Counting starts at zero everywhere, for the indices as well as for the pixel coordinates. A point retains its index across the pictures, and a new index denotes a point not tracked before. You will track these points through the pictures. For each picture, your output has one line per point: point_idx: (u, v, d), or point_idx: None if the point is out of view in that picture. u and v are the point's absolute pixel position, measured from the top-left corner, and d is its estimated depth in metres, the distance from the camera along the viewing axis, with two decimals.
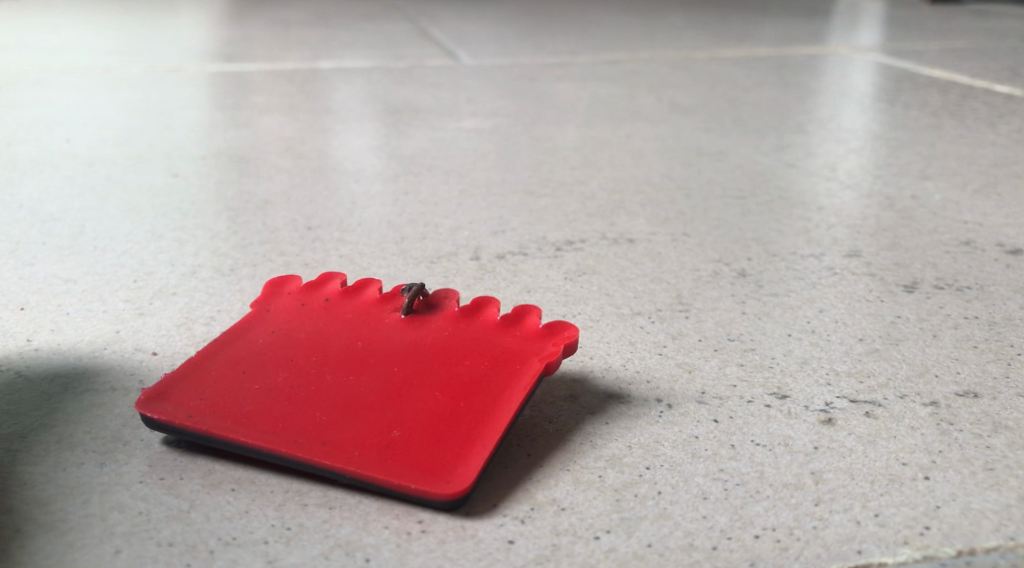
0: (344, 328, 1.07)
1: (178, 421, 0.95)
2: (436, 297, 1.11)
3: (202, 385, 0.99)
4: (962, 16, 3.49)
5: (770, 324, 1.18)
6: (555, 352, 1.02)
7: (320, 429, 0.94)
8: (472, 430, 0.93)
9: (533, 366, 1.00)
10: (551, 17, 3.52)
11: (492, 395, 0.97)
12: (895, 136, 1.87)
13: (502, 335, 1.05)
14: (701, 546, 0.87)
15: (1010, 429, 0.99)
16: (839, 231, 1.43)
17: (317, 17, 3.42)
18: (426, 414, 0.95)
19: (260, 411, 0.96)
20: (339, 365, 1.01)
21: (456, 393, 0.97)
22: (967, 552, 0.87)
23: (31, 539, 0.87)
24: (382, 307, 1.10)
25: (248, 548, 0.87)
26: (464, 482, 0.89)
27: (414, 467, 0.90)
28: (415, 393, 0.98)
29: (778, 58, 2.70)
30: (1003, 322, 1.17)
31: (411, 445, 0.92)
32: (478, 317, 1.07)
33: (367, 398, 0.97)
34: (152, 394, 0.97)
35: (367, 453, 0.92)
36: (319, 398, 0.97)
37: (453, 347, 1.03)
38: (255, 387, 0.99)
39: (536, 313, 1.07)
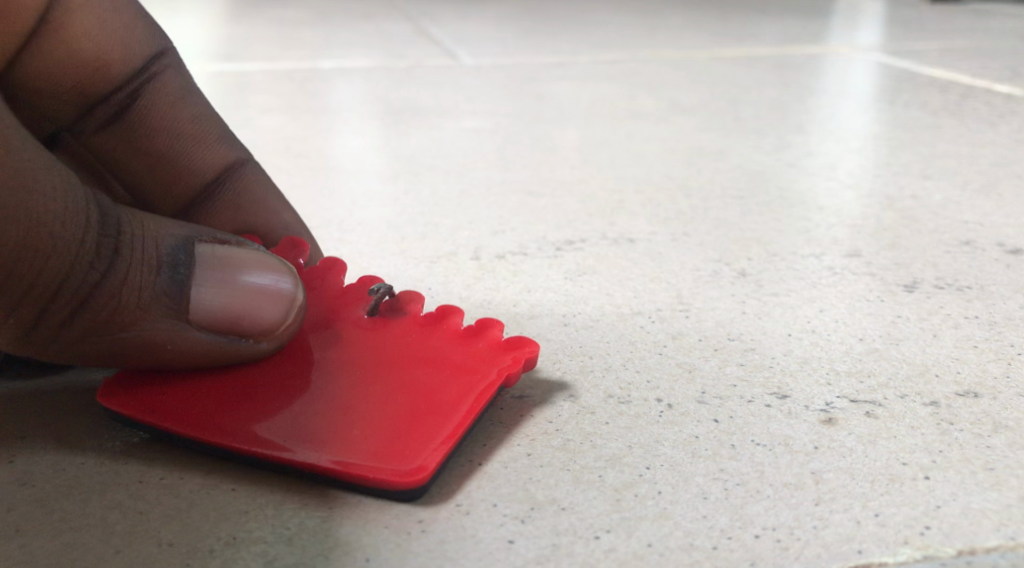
0: (310, 323, 1.06)
1: (140, 415, 0.96)
2: (400, 297, 1.09)
3: (168, 376, 1.00)
4: (960, 17, 3.47)
5: (770, 324, 1.17)
6: (512, 369, 1.01)
7: (277, 424, 0.94)
8: (432, 428, 0.93)
9: (496, 375, 1.00)
10: (551, 17, 3.50)
11: (449, 397, 0.97)
12: (896, 137, 1.87)
13: (466, 341, 1.04)
14: (701, 546, 0.87)
15: (1011, 428, 0.99)
16: (839, 231, 1.43)
17: (318, 16, 3.41)
18: (385, 411, 0.95)
19: (221, 403, 0.96)
20: (301, 360, 1.01)
21: (416, 392, 0.97)
22: (966, 552, 0.87)
23: (30, 540, 0.87)
24: (349, 302, 1.09)
25: (248, 548, 0.87)
26: (420, 474, 0.89)
27: (370, 459, 0.91)
28: (376, 390, 0.97)
29: (778, 59, 2.68)
30: (1003, 321, 1.17)
31: (367, 438, 0.92)
32: (443, 321, 1.06)
33: (327, 395, 0.97)
34: (119, 390, 0.99)
35: (326, 447, 0.92)
36: (278, 393, 0.98)
37: (415, 349, 1.02)
38: (215, 373, 1.00)
39: (498, 325, 1.05)
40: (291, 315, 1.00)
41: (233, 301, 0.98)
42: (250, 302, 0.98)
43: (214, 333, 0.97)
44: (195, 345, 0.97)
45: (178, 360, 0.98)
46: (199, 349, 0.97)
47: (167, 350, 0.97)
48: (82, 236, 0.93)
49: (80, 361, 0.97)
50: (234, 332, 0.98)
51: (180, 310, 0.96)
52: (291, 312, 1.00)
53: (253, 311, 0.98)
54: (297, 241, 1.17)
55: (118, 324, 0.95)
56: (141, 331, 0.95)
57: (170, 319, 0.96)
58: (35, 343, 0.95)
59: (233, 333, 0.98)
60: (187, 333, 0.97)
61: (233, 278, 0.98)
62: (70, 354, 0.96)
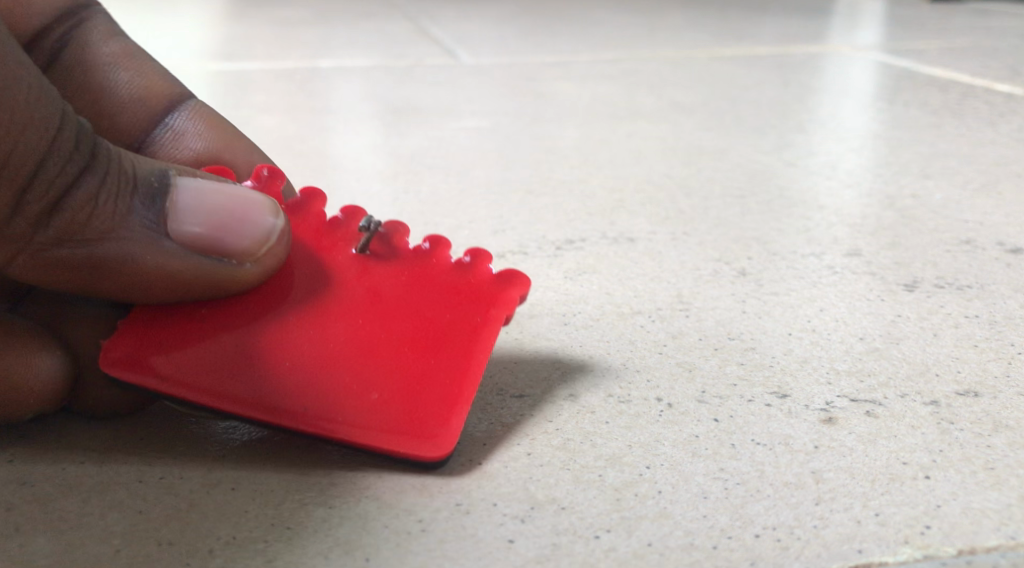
0: (300, 263, 1.03)
1: (150, 381, 0.96)
2: (388, 229, 1.05)
3: (167, 333, 0.99)
4: (960, 16, 3.46)
5: (770, 324, 1.17)
6: (510, 307, 1.02)
7: (298, 393, 0.96)
8: (447, 394, 0.96)
9: (494, 320, 1.01)
10: (551, 16, 3.49)
11: (460, 353, 0.98)
12: (896, 137, 1.86)
13: (458, 278, 1.02)
14: (701, 546, 0.87)
15: (1011, 428, 0.99)
16: (839, 231, 1.42)
17: (318, 16, 3.40)
18: (398, 374, 0.97)
19: (229, 367, 0.97)
20: (299, 309, 1.00)
21: (423, 348, 0.98)
22: (967, 552, 0.87)
23: (29, 539, 0.87)
24: (335, 233, 1.05)
25: (249, 548, 0.87)
26: (446, 446, 0.93)
27: (399, 436, 0.94)
28: (382, 348, 0.98)
29: (778, 58, 2.68)
30: (1003, 321, 1.17)
31: (392, 411, 0.95)
32: (432, 255, 1.03)
33: (335, 354, 0.98)
34: (120, 352, 0.98)
35: (349, 418, 0.95)
36: (286, 352, 0.98)
37: (410, 291, 1.01)
38: (215, 325, 0.99)
39: (487, 256, 1.04)
40: (273, 240, 0.99)
41: (211, 217, 0.98)
42: (229, 219, 0.98)
43: (194, 250, 0.97)
44: (175, 262, 0.96)
45: (158, 282, 0.97)
46: (178, 267, 0.97)
47: (144, 263, 0.96)
48: (62, 128, 0.92)
49: (53, 277, 0.97)
50: (215, 251, 0.98)
51: (158, 224, 0.97)
52: (271, 237, 0.99)
53: (233, 228, 0.98)
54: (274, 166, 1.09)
55: (90, 228, 0.94)
56: (115, 238, 0.95)
57: (147, 230, 0.96)
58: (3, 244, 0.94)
59: (213, 254, 0.97)
60: (164, 247, 0.96)
61: (213, 201, 0.98)
62: (41, 262, 0.95)
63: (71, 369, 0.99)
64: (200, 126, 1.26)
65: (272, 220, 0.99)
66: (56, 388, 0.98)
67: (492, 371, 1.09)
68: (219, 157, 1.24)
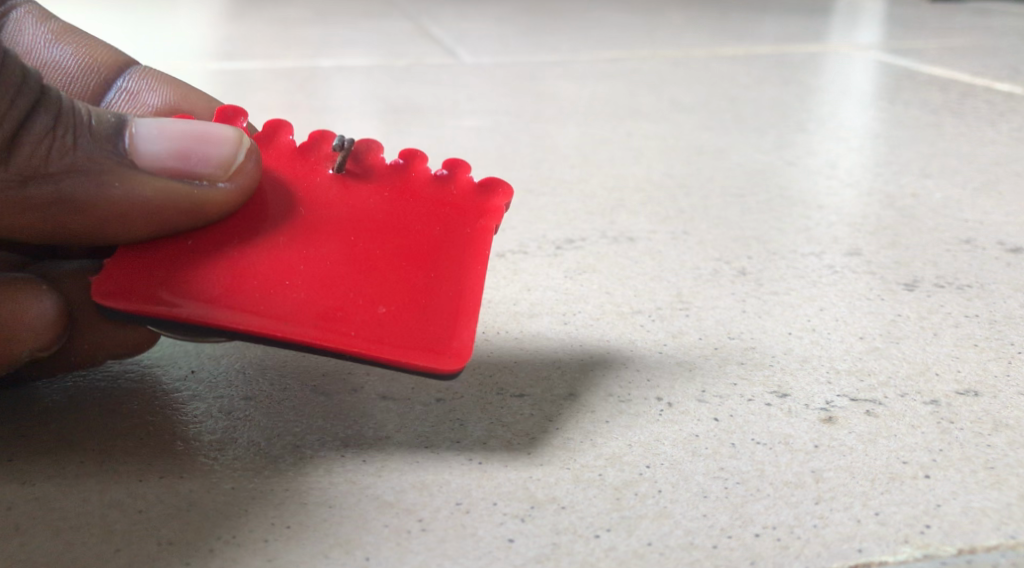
0: (279, 186, 1.02)
1: (148, 308, 0.95)
2: (362, 147, 1.04)
3: (156, 264, 0.97)
4: (961, 16, 3.45)
5: (770, 323, 1.17)
6: (498, 213, 1.02)
7: (302, 308, 0.95)
8: (457, 305, 0.97)
9: (487, 230, 1.01)
10: (551, 16, 3.48)
11: (458, 263, 0.99)
12: (896, 136, 1.86)
13: (441, 188, 1.02)
14: (701, 545, 0.87)
15: (1011, 427, 0.99)
16: (839, 230, 1.42)
17: (318, 15, 3.39)
18: (403, 287, 0.97)
19: (228, 289, 0.96)
20: (288, 231, 0.99)
21: (423, 260, 0.98)
22: (967, 551, 0.87)
23: (29, 538, 0.87)
24: (310, 160, 1.04)
25: (249, 547, 0.87)
26: (464, 355, 0.94)
27: (411, 345, 0.94)
28: (381, 261, 0.98)
29: (778, 58, 2.67)
30: (1003, 320, 1.17)
31: (400, 322, 0.95)
32: (411, 169, 1.03)
33: (331, 270, 0.97)
34: (110, 285, 0.96)
35: (362, 331, 0.95)
36: (284, 272, 0.97)
37: (396, 204, 1.01)
38: (206, 254, 0.98)
39: (467, 164, 1.04)
40: (241, 156, 0.99)
41: (177, 140, 0.99)
42: (195, 141, 0.99)
43: (164, 175, 0.98)
44: (146, 187, 0.97)
45: (131, 211, 0.97)
46: (150, 192, 0.97)
47: (113, 192, 0.97)
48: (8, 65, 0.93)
49: (18, 220, 0.98)
50: (185, 174, 0.99)
51: (123, 153, 0.98)
52: (239, 153, 0.99)
53: (200, 149, 0.99)
54: (237, 105, 1.08)
55: (53, 164, 0.96)
56: (80, 169, 0.97)
57: (111, 161, 0.98)
58: None
59: (184, 177, 0.98)
60: (132, 175, 0.98)
61: (171, 128, 0.99)
62: (6, 204, 0.97)
63: (65, 309, 1.00)
64: (153, 83, 1.27)
65: (238, 138, 1.00)
66: (57, 329, 1.00)
67: (492, 370, 1.09)
68: (177, 111, 1.25)
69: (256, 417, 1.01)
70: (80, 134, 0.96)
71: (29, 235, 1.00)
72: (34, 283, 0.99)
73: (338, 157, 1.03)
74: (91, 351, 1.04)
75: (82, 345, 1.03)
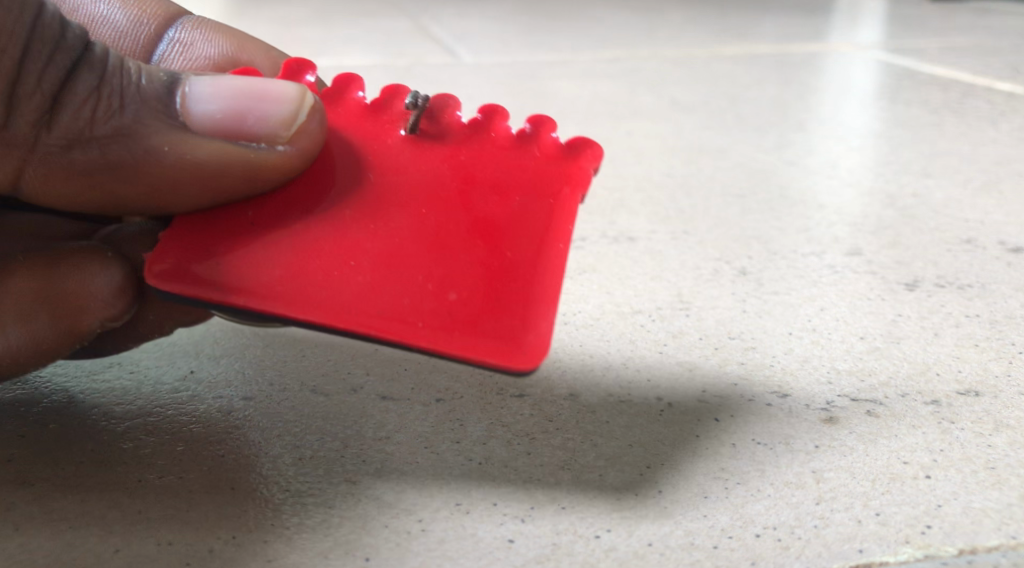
0: (347, 151, 1.01)
1: (208, 291, 0.95)
2: (436, 104, 1.02)
3: (216, 239, 0.97)
4: (962, 16, 3.44)
5: (771, 323, 1.17)
6: (580, 181, 0.98)
7: (369, 291, 0.94)
8: (529, 288, 0.94)
9: (569, 197, 0.97)
10: (550, 15, 3.48)
11: (535, 237, 0.95)
12: (898, 136, 1.86)
13: (519, 154, 0.99)
14: (701, 546, 0.87)
15: (1012, 427, 0.99)
16: (840, 229, 1.42)
17: (317, 15, 3.38)
18: (473, 269, 0.94)
19: (290, 271, 0.95)
20: (358, 201, 0.97)
21: (496, 237, 0.95)
22: (967, 552, 0.86)
23: (28, 538, 0.87)
24: (384, 122, 1.02)
25: (248, 548, 0.86)
26: (538, 354, 0.91)
27: (481, 333, 0.92)
28: (453, 236, 0.95)
29: (778, 57, 2.66)
30: (1004, 320, 1.16)
31: (470, 307, 0.93)
32: (488, 128, 1.00)
33: (402, 247, 0.95)
34: (168, 263, 0.97)
35: (426, 321, 0.92)
36: (348, 249, 0.96)
37: (469, 172, 0.98)
38: (273, 227, 0.97)
39: (549, 124, 1.00)
40: (302, 115, 0.99)
41: (232, 100, 1.00)
42: (251, 101, 1.00)
43: (218, 137, 1.00)
44: (198, 149, 1.00)
45: (182, 173, 1.00)
46: (202, 154, 1.00)
47: (163, 155, 1.00)
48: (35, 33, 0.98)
49: (73, 189, 1.03)
50: (240, 136, 1.00)
51: (175, 114, 1.00)
52: (300, 112, 0.99)
53: (255, 108, 1.00)
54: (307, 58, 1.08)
55: (100, 127, 0.99)
56: (126, 132, 1.00)
57: (161, 121, 1.00)
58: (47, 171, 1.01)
59: (243, 139, 1.00)
60: (185, 137, 1.00)
61: (226, 90, 1.00)
62: (55, 170, 1.01)
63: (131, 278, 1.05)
64: (207, 33, 1.30)
65: (299, 96, 1.00)
66: (122, 299, 1.04)
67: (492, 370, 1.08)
68: (238, 60, 1.28)
69: (257, 418, 1.00)
70: (129, 94, 0.99)
71: (86, 205, 1.05)
72: (98, 256, 1.04)
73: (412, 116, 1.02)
74: (159, 323, 1.07)
75: (149, 318, 1.07)
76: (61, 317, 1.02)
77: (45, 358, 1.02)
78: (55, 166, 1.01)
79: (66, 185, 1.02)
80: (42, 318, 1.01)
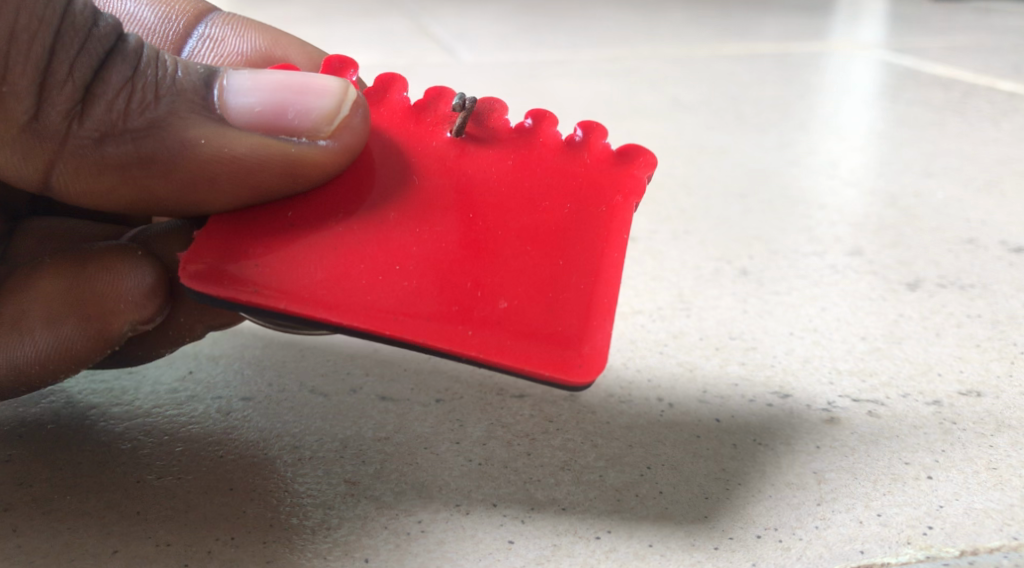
0: (389, 153, 0.96)
1: (243, 295, 0.90)
2: (482, 106, 0.97)
3: (252, 242, 0.92)
4: (963, 15, 3.44)
5: (772, 323, 1.17)
6: (633, 190, 0.95)
7: (417, 299, 0.90)
8: (583, 300, 0.91)
9: (622, 207, 0.94)
10: (550, 14, 3.48)
11: (588, 248, 0.93)
12: (900, 136, 1.85)
13: (570, 161, 0.95)
14: (702, 547, 0.87)
15: (1013, 428, 0.98)
16: (841, 229, 1.42)
17: (318, 13, 3.39)
18: (526, 279, 0.91)
19: (332, 276, 0.91)
20: (401, 205, 0.93)
21: (547, 248, 0.92)
22: (969, 552, 0.86)
23: (27, 539, 0.87)
24: (425, 120, 0.97)
25: (247, 549, 0.86)
26: (597, 366, 0.89)
27: (536, 346, 0.89)
28: (503, 245, 0.92)
29: (780, 57, 2.65)
30: (1006, 320, 1.16)
31: (524, 318, 0.90)
32: (536, 132, 0.96)
33: (450, 255, 0.91)
34: (201, 264, 0.91)
35: (479, 331, 0.89)
36: (393, 255, 0.91)
37: (518, 179, 0.94)
38: (311, 229, 0.93)
39: (601, 131, 0.96)
40: (345, 110, 0.94)
41: (272, 93, 0.95)
42: (293, 93, 0.95)
43: (257, 131, 0.95)
44: (236, 143, 0.95)
45: (219, 169, 0.94)
46: (241, 148, 0.95)
47: (199, 150, 0.95)
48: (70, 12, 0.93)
49: (104, 186, 0.97)
50: (280, 131, 0.95)
51: (213, 108, 0.95)
52: (343, 106, 0.94)
53: (296, 102, 0.95)
54: (345, 53, 1.02)
55: (134, 118, 0.94)
56: (161, 124, 0.94)
57: (199, 114, 0.95)
58: (76, 164, 0.95)
59: (283, 134, 0.95)
60: (222, 130, 0.95)
61: (267, 82, 0.95)
62: (85, 165, 0.95)
63: (164, 279, 0.99)
64: (238, 28, 1.19)
65: (342, 89, 0.95)
66: (155, 299, 0.98)
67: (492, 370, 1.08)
68: (271, 57, 1.18)
69: (255, 418, 1.00)
70: (164, 87, 0.94)
71: (115, 207, 0.99)
72: (128, 255, 0.98)
73: (458, 117, 0.96)
74: (190, 324, 1.02)
75: (179, 319, 1.02)
76: (91, 317, 0.96)
77: (75, 365, 0.97)
78: (86, 160, 0.95)
79: (96, 183, 0.96)
80: (71, 322, 0.96)
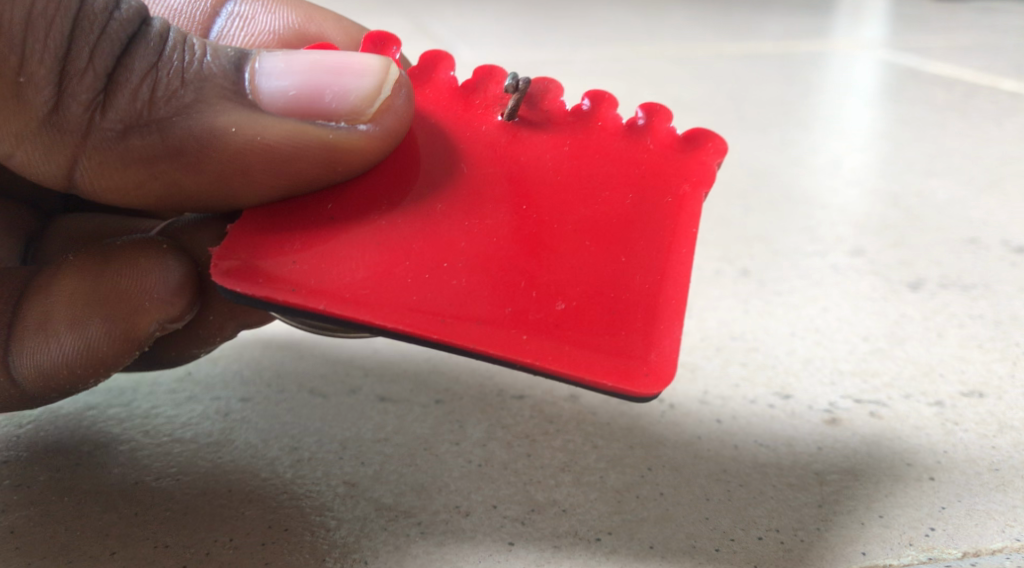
0: (437, 140, 0.96)
1: (283, 294, 0.89)
2: (536, 89, 0.97)
3: (291, 238, 0.92)
4: (964, 15, 3.43)
5: (774, 323, 1.16)
6: (695, 179, 0.95)
7: (469, 300, 0.89)
8: (645, 297, 0.90)
9: (688, 195, 0.95)
10: (550, 13, 3.46)
11: (648, 244, 0.92)
12: (902, 136, 1.84)
13: (631, 149, 0.96)
14: (703, 548, 0.87)
15: (1016, 428, 0.98)
16: (843, 229, 1.41)
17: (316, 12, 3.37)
18: (586, 277, 0.90)
19: (377, 274, 0.90)
20: (451, 197, 0.93)
21: (606, 243, 0.92)
22: (971, 554, 0.86)
23: (26, 539, 0.86)
24: (476, 106, 0.97)
25: (245, 551, 0.86)
26: (666, 374, 0.87)
27: (593, 350, 0.88)
28: (560, 240, 0.92)
29: (781, 57, 2.64)
30: (1009, 321, 1.15)
31: (583, 319, 0.89)
32: (595, 117, 0.96)
33: (506, 251, 0.91)
34: (237, 262, 0.90)
35: (535, 334, 0.88)
36: (445, 251, 0.91)
37: (575, 169, 0.94)
38: (355, 224, 0.92)
39: (665, 116, 0.97)
40: (386, 91, 0.94)
41: (309, 76, 0.94)
42: (330, 76, 0.94)
43: (293, 116, 0.94)
44: (268, 130, 0.94)
45: (252, 157, 0.93)
46: (274, 135, 0.94)
47: (229, 137, 0.94)
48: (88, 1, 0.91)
49: (130, 180, 0.96)
50: (315, 114, 0.94)
51: (245, 93, 0.94)
52: (384, 87, 0.94)
53: (334, 84, 0.94)
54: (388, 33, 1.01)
55: (159, 107, 0.93)
56: (187, 113, 0.93)
57: (227, 101, 0.93)
58: (99, 157, 0.94)
59: (320, 118, 0.94)
60: (254, 117, 0.94)
61: (300, 65, 0.94)
62: (110, 158, 0.94)
63: (193, 275, 0.99)
64: (268, 5, 1.17)
65: (384, 68, 0.94)
66: (183, 297, 0.98)
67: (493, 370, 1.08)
68: (306, 34, 1.15)
69: (253, 418, 1.00)
70: (191, 73, 0.93)
71: (139, 202, 0.98)
72: (153, 250, 0.98)
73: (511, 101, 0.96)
74: (220, 324, 1.02)
75: (209, 317, 1.02)
76: (116, 315, 0.96)
77: (101, 367, 0.96)
78: (110, 154, 0.94)
79: (120, 176, 0.95)
80: (96, 323, 0.95)
